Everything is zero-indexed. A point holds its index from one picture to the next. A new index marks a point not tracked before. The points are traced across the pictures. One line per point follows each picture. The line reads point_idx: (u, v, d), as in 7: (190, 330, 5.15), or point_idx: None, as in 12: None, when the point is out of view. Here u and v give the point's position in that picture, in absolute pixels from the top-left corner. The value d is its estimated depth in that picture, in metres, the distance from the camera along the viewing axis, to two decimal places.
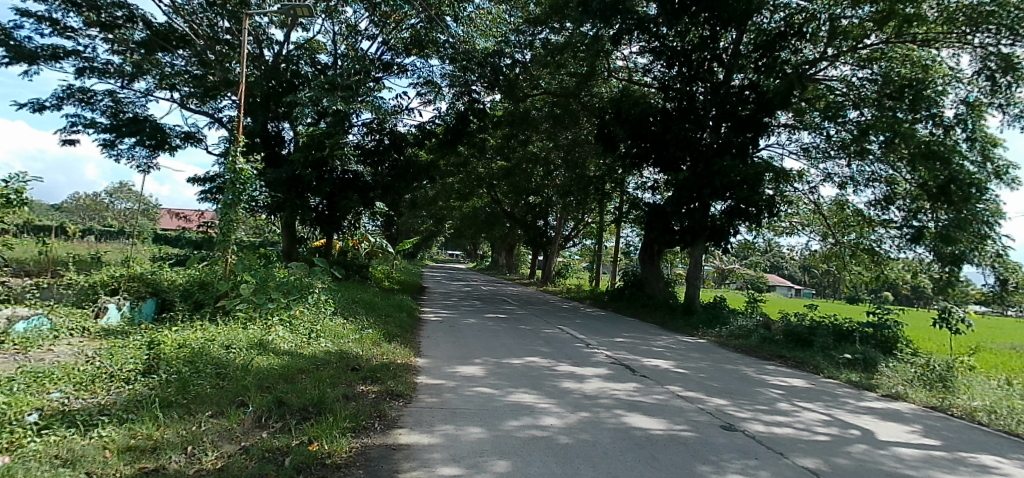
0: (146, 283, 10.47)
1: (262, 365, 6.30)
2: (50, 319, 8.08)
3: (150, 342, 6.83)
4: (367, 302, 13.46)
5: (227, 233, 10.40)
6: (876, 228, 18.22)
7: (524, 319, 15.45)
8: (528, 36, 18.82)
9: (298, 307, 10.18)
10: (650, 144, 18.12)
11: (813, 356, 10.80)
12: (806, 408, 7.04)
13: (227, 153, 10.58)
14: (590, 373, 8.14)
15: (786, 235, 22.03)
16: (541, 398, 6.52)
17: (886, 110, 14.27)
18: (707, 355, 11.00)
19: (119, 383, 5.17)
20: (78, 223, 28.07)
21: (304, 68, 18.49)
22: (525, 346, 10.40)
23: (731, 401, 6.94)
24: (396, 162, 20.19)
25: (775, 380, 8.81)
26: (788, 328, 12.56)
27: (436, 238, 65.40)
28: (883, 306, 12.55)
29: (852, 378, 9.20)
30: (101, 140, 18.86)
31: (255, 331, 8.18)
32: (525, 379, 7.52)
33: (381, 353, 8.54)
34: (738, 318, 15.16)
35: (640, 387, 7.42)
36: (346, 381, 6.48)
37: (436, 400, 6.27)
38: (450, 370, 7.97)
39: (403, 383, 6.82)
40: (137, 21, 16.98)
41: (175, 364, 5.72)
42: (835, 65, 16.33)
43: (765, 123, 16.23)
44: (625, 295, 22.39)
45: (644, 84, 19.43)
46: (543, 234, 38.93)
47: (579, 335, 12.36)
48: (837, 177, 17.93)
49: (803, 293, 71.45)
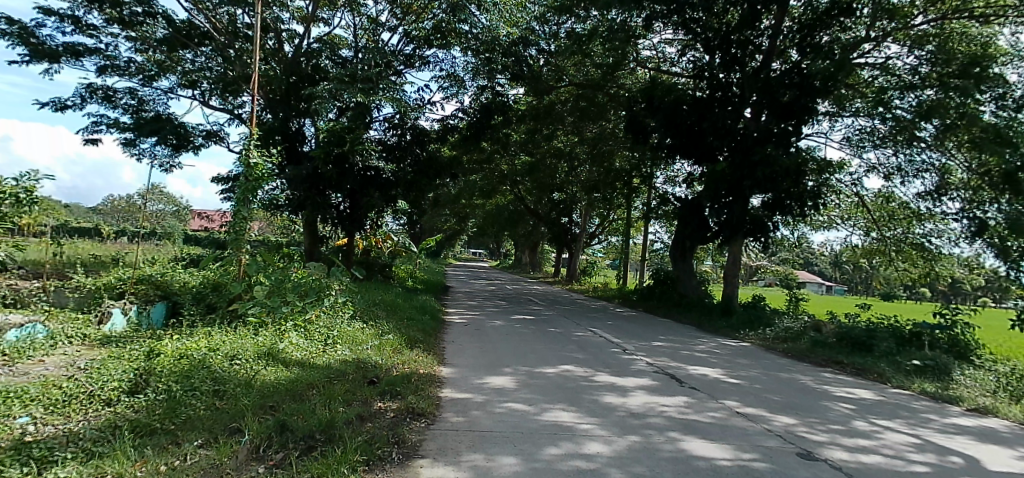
0: (155, 286, 9.92)
1: (269, 380, 5.60)
2: (46, 325, 7.44)
3: (148, 353, 6.16)
4: (389, 304, 12.80)
5: (239, 233, 9.78)
6: (925, 222, 17.08)
7: (554, 321, 14.63)
8: (553, 26, 18.15)
9: (315, 310, 9.49)
10: (685, 135, 17.23)
11: (876, 363, 9.80)
12: (887, 428, 6.12)
13: (241, 147, 10.00)
14: (632, 385, 7.30)
15: (824, 230, 20.82)
16: (581, 417, 5.70)
17: (950, 90, 12.98)
18: (756, 361, 10.10)
19: (98, 405, 4.50)
20: (105, 223, 28.08)
21: (326, 63, 17.79)
22: (558, 352, 9.57)
23: (801, 421, 6.04)
24: (418, 157, 19.40)
25: (840, 392, 7.87)
26: (842, 332, 11.52)
27: (460, 236, 64.83)
28: (951, 305, 11.48)
29: (927, 389, 8.22)
30: (124, 139, 18.53)
31: (265, 338, 7.53)
32: (562, 393, 6.71)
33: (402, 362, 7.84)
34: (782, 318, 14.20)
35: (691, 402, 6.56)
36: (362, 397, 5.76)
37: (463, 420, 5.49)
38: (478, 381, 7.22)
39: (425, 398, 6.06)
40: (157, 16, 16.52)
41: (165, 380, 5.04)
42: (884, 46, 15.04)
43: (813, 110, 15.25)
44: (655, 294, 21.45)
45: (674, 75, 18.72)
46: (568, 232, 37.87)
47: (614, 339, 11.50)
48: (882, 168, 16.88)
49: (833, 290, 69.11)
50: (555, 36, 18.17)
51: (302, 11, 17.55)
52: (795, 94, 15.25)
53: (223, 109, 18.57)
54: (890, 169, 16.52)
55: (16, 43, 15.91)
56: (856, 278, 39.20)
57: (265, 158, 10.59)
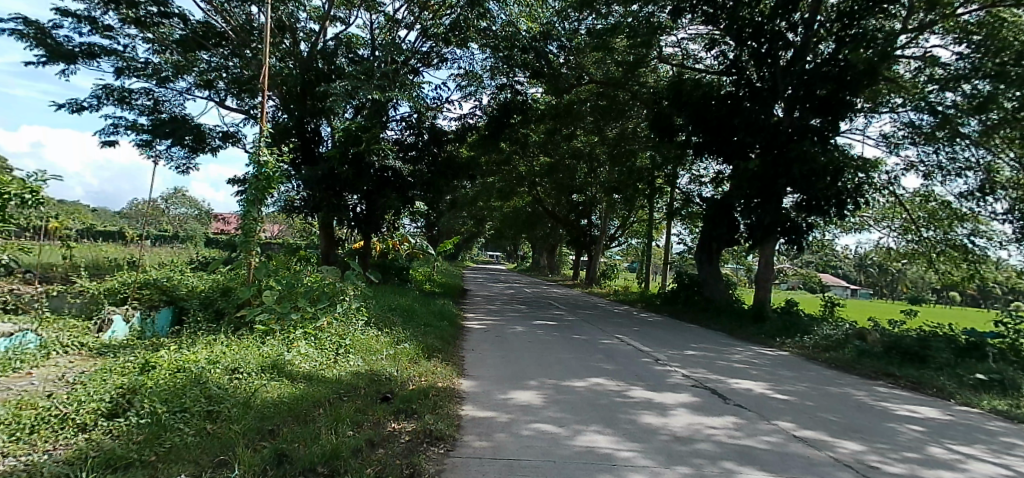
0: (161, 290, 9.44)
1: (270, 397, 5.03)
2: (39, 334, 6.97)
3: (141, 367, 5.62)
4: (406, 309, 12.22)
5: (248, 233, 9.25)
6: (969, 223, 16.12)
7: (578, 327, 13.94)
8: (574, 23, 17.56)
9: (326, 317, 8.89)
10: (713, 133, 16.53)
11: (933, 376, 8.99)
12: (968, 455, 5.38)
13: (252, 144, 9.48)
14: (672, 402, 6.62)
15: (855, 232, 19.87)
16: (620, 443, 5.04)
17: (1001, 81, 11.71)
18: (799, 373, 9.36)
19: (71, 432, 3.95)
20: (125, 226, 27.91)
21: (343, 61, 17.13)
22: (586, 363, 8.89)
23: (870, 448, 5.31)
24: (436, 158, 18.72)
25: (901, 410, 7.11)
26: (890, 340, 10.69)
27: (477, 239, 64.37)
28: (1011, 314, 10.58)
29: (997, 407, 7.41)
30: (140, 141, 18.18)
31: (271, 348, 6.98)
32: (595, 411, 6.06)
33: (419, 374, 7.24)
34: (821, 325, 13.35)
35: (741, 423, 5.87)
36: (374, 417, 5.17)
37: (487, 445, 4.85)
38: (502, 397, 6.59)
39: (444, 418, 5.42)
40: (173, 17, 16.19)
41: (151, 400, 4.49)
42: (923, 37, 14.09)
43: (850, 104, 14.49)
44: (680, 298, 20.67)
45: (700, 71, 18.02)
46: (587, 234, 37.22)
47: (644, 347, 10.78)
48: (922, 166, 15.96)
49: (858, 294, 67.29)
50: (576, 32, 17.57)
51: (318, 10, 17.13)
52: (832, 88, 14.42)
53: (239, 109, 18.21)
54: (930, 167, 15.60)
55: (34, 46, 15.70)
56: (884, 281, 37.91)
57: (278, 158, 10.05)
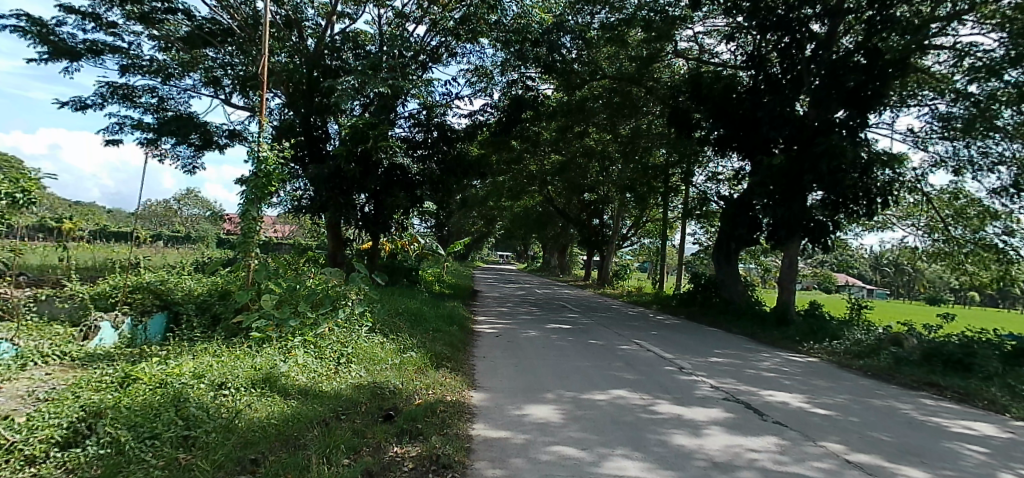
0: (155, 294, 8.93)
1: (257, 418, 4.47)
2: (17, 343, 6.46)
3: (119, 383, 5.08)
4: (413, 313, 11.65)
5: (247, 235, 8.72)
6: (1003, 222, 15.34)
7: (593, 331, 13.34)
8: (586, 16, 16.64)
9: (328, 323, 8.31)
10: (734, 128, 15.84)
11: (982, 386, 8.32)
12: None
13: (252, 137, 8.94)
14: (704, 419, 6.01)
15: (878, 231, 19.12)
16: (652, 470, 4.44)
17: None
18: (835, 382, 8.71)
19: (18, 465, 3.42)
20: (135, 226, 27.60)
21: (350, 59, 16.67)
22: (605, 372, 8.27)
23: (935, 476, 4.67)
24: (445, 156, 18.22)
25: (956, 427, 6.45)
26: (929, 346, 10.03)
27: (486, 239, 63.89)
28: None
29: None
30: (145, 140, 17.77)
31: (266, 359, 6.43)
32: (621, 430, 5.46)
33: (426, 386, 6.67)
34: (852, 329, 12.60)
35: (785, 445, 5.24)
36: (374, 440, 4.61)
37: (502, 474, 4.25)
38: (517, 412, 6.00)
39: (452, 441, 4.83)
40: (178, 12, 15.66)
41: (118, 424, 3.95)
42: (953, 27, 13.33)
43: (879, 96, 13.76)
44: (697, 299, 20.00)
45: (717, 65, 17.36)
46: (598, 234, 36.26)
47: (666, 354, 10.17)
48: (951, 162, 15.24)
49: (874, 294, 66.21)
50: (588, 27, 16.72)
51: (326, 6, 16.61)
52: (862, 80, 13.68)
53: (246, 107, 17.72)
54: (960, 162, 14.84)
55: (37, 42, 15.30)
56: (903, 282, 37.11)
57: (279, 153, 9.51)
